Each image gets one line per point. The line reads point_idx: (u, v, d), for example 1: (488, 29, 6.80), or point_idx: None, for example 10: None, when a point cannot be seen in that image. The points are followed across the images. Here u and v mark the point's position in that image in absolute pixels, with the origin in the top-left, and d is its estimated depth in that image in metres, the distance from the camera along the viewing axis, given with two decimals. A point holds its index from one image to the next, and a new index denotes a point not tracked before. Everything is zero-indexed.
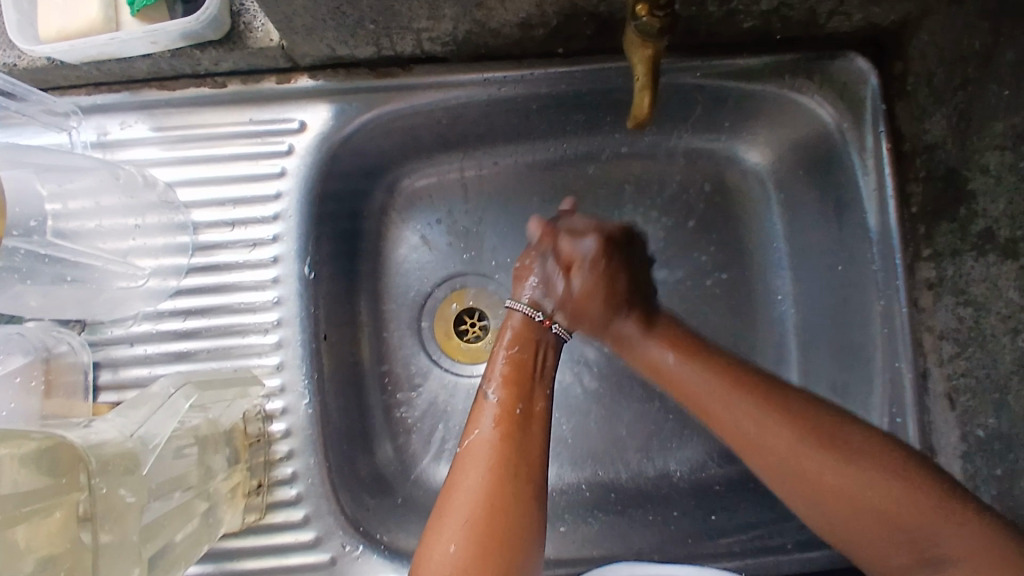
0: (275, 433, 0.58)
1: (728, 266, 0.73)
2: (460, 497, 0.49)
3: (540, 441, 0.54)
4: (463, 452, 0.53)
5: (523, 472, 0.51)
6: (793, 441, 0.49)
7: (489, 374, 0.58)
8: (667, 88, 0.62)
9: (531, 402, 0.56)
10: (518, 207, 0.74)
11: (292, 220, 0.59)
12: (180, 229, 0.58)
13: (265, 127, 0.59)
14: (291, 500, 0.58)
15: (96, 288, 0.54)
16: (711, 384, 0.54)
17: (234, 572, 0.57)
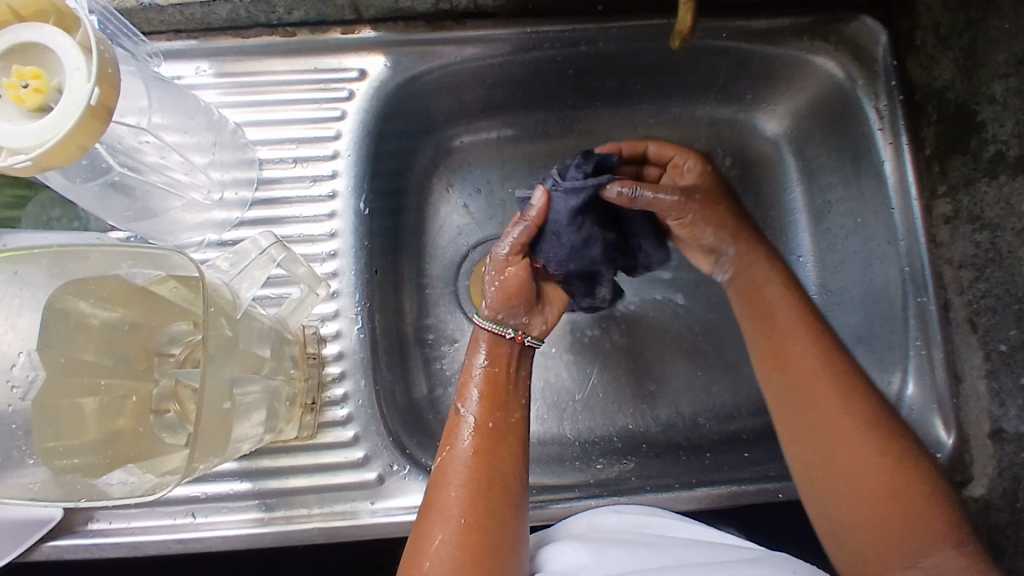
0: (328, 356, 0.62)
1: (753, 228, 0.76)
2: (444, 515, 0.52)
3: (514, 455, 0.56)
4: (443, 471, 0.54)
5: (499, 486, 0.53)
6: (853, 430, 0.53)
7: (465, 388, 0.59)
8: (692, 52, 0.67)
9: (505, 416, 0.57)
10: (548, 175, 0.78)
11: (350, 159, 0.64)
12: (248, 164, 0.63)
13: (328, 75, 0.64)
14: (342, 421, 0.60)
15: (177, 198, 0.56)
16: (806, 351, 0.57)
17: (283, 490, 0.59)
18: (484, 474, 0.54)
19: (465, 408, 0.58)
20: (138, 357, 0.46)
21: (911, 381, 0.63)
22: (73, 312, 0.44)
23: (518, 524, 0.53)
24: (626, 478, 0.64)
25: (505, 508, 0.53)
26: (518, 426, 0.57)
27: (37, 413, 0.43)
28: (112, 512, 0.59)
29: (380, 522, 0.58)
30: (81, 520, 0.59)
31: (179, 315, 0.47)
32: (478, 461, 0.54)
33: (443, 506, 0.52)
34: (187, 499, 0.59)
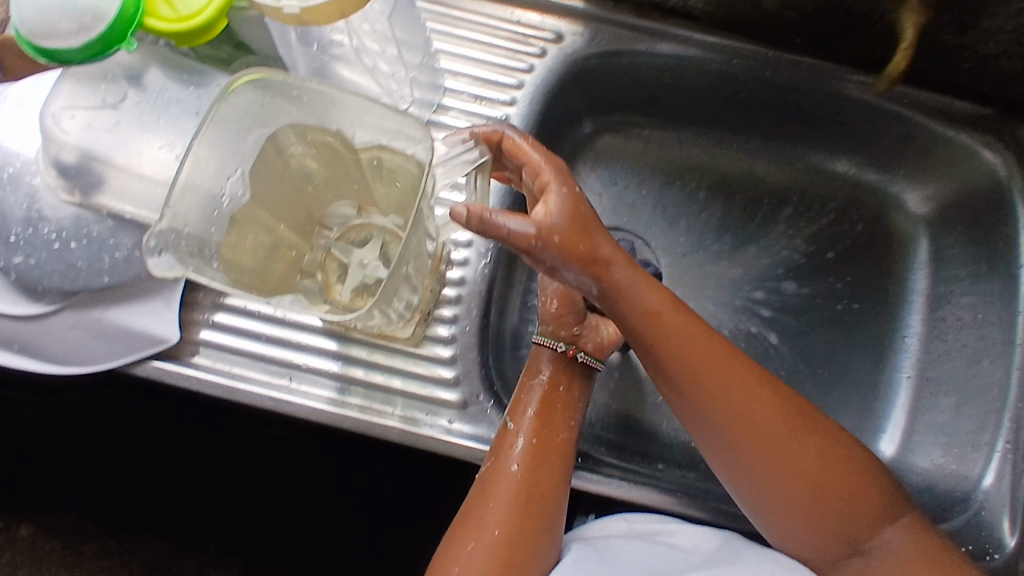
0: (450, 278, 0.65)
1: (869, 295, 0.76)
2: (478, 527, 0.56)
3: (556, 476, 0.59)
4: (488, 480, 0.58)
5: (535, 505, 0.57)
6: (804, 479, 0.54)
7: (519, 403, 0.61)
8: (867, 110, 0.69)
9: (549, 435, 0.60)
10: (683, 185, 0.79)
11: (524, 110, 0.68)
12: (433, 89, 0.67)
13: (528, 29, 0.69)
14: (445, 339, 0.64)
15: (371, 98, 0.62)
16: (764, 395, 0.55)
17: (374, 383, 0.62)
18: (525, 491, 0.57)
19: (513, 421, 0.60)
20: (307, 218, 0.55)
21: (994, 469, 0.63)
22: (277, 163, 0.53)
23: (549, 543, 0.57)
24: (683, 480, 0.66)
25: (539, 531, 0.57)
26: (564, 448, 0.60)
27: (231, 225, 0.51)
28: (217, 353, 0.63)
29: (453, 440, 0.61)
30: (187, 352, 0.63)
31: (348, 197, 0.56)
32: (521, 479, 0.58)
33: (483, 519, 0.57)
34: (288, 363, 0.63)
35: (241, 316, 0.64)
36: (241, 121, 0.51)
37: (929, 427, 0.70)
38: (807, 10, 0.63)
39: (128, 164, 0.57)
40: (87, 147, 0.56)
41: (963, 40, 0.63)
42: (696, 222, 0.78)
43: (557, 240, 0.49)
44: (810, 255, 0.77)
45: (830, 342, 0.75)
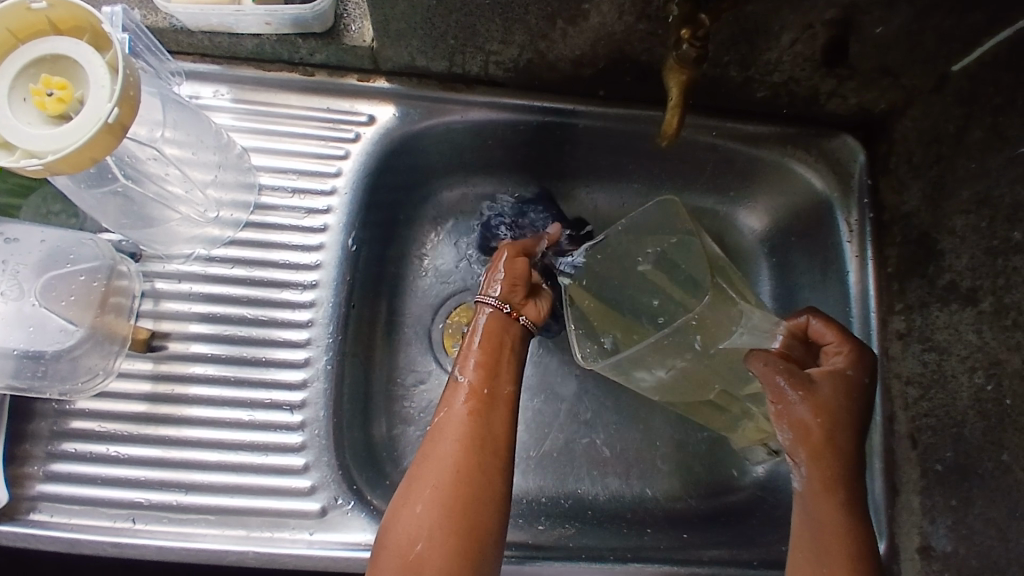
0: (294, 382, 0.63)
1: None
2: (432, 468, 0.56)
3: (504, 420, 0.59)
4: (439, 430, 0.58)
5: (489, 446, 0.57)
6: (807, 527, 0.54)
7: (465, 351, 0.63)
8: (683, 144, 0.71)
9: (498, 386, 0.61)
10: None
11: (346, 195, 0.67)
12: (248, 188, 0.66)
13: (338, 115, 0.68)
14: (295, 448, 0.61)
15: (166, 204, 0.59)
16: (850, 467, 0.54)
17: (225, 506, 0.60)
18: (479, 433, 0.57)
19: (464, 374, 0.61)
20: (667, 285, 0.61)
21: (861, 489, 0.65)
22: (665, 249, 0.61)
23: (502, 481, 0.56)
24: (565, 542, 0.66)
25: (494, 470, 0.56)
26: (510, 396, 0.61)
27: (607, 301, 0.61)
28: (55, 505, 0.59)
29: (315, 554, 0.58)
30: (24, 509, 0.59)
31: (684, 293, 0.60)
32: (471, 420, 0.58)
33: (436, 458, 0.56)
34: (131, 503, 0.60)
35: (75, 461, 0.60)
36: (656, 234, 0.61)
37: None
38: (599, 65, 0.63)
39: None
40: None
41: (749, 74, 0.62)
42: None
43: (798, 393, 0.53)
44: None
45: None
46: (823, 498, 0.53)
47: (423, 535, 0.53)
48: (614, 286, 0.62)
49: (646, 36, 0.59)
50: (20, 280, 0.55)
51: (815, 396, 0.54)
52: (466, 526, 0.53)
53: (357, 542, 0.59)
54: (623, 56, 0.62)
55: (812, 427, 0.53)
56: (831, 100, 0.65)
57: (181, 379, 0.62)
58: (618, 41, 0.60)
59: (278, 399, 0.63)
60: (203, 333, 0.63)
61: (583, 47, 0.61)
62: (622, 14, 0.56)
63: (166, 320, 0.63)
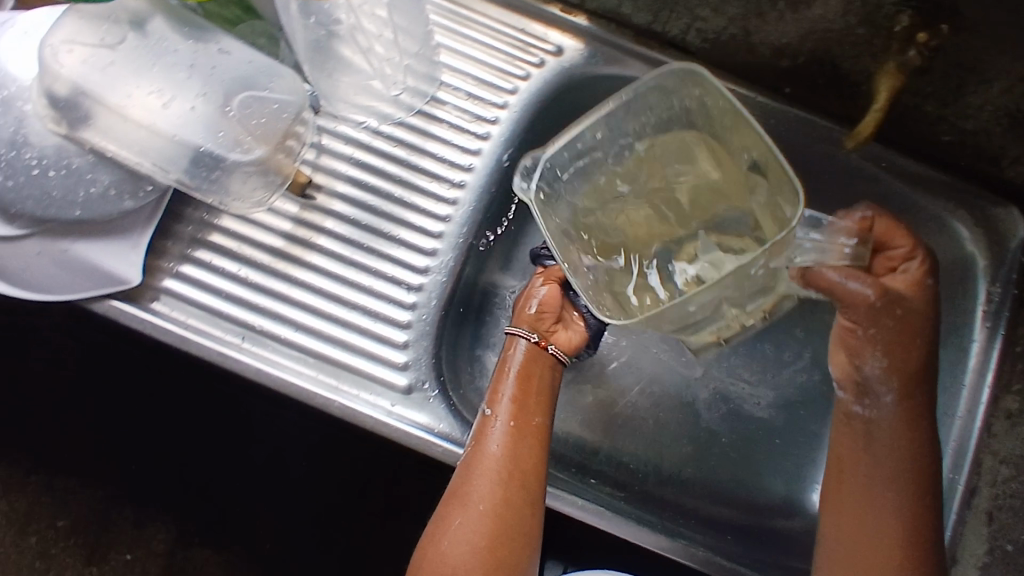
0: (418, 266, 0.66)
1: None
2: (463, 506, 0.58)
3: (535, 454, 0.60)
4: (472, 461, 0.60)
5: (520, 480, 0.58)
6: (889, 497, 0.55)
7: (495, 391, 0.63)
8: (846, 163, 0.70)
9: (527, 418, 0.61)
10: None
11: (515, 115, 0.70)
12: (429, 81, 0.69)
13: (530, 38, 0.70)
14: (401, 324, 0.65)
15: (366, 74, 0.64)
16: (927, 440, 0.55)
17: (323, 354, 0.63)
18: (508, 469, 0.59)
19: (492, 407, 0.62)
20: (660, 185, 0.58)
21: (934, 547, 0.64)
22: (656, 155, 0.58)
23: (533, 518, 0.58)
24: (614, 499, 0.67)
25: (524, 506, 0.58)
26: (539, 426, 0.61)
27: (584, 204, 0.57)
28: (176, 302, 0.63)
29: (391, 424, 0.61)
30: (147, 297, 0.62)
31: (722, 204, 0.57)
32: (501, 456, 0.59)
33: (469, 497, 0.58)
34: (243, 322, 0.63)
35: (205, 270, 0.64)
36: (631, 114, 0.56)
37: None
38: (798, 60, 0.64)
39: (117, 105, 0.57)
40: (80, 82, 0.56)
41: (944, 113, 0.62)
42: None
43: (896, 308, 0.53)
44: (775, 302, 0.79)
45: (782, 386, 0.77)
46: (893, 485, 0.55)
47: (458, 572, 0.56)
48: (618, 201, 0.58)
49: (859, 42, 0.59)
50: (220, 89, 0.59)
51: (903, 310, 0.53)
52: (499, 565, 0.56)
53: (430, 426, 0.63)
54: (827, 57, 0.63)
55: (898, 347, 0.54)
56: (1013, 167, 0.64)
57: (316, 229, 0.66)
58: (828, 39, 0.61)
59: (399, 276, 0.66)
60: (349, 195, 0.67)
61: (791, 36, 0.62)
62: (846, 10, 0.56)
63: (321, 174, 0.67)
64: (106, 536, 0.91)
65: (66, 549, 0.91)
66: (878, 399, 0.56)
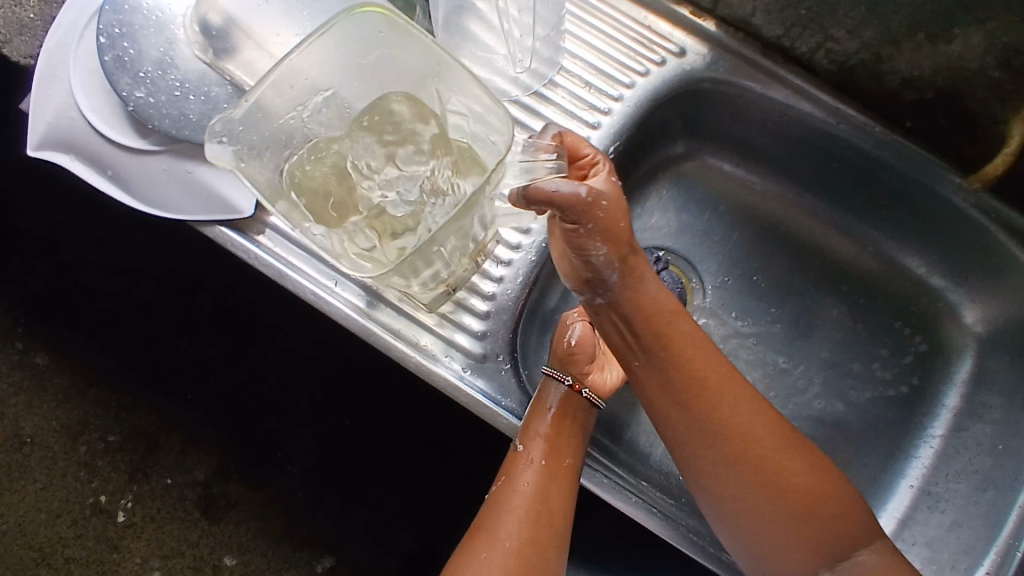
0: (507, 240, 0.69)
1: (910, 383, 0.77)
2: (489, 540, 0.59)
3: (563, 496, 0.61)
4: (503, 498, 0.62)
5: (545, 521, 0.60)
6: (776, 490, 0.55)
7: (528, 425, 0.63)
8: (949, 210, 0.70)
9: (560, 456, 0.62)
10: (745, 226, 0.81)
11: (628, 109, 0.71)
12: (548, 63, 0.70)
13: (654, 36, 0.72)
14: (484, 294, 0.67)
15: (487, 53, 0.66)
16: (771, 438, 0.56)
17: (408, 310, 0.65)
18: (538, 508, 0.60)
19: (526, 444, 0.63)
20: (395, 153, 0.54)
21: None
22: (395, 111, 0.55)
23: (558, 554, 0.60)
24: (665, 501, 0.68)
25: (549, 544, 0.60)
26: (571, 465, 0.62)
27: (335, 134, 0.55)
28: (281, 239, 0.64)
29: (460, 388, 0.63)
30: (255, 230, 0.64)
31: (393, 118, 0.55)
32: (531, 495, 0.61)
33: (495, 531, 0.60)
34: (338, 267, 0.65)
35: None
36: (354, 43, 0.54)
37: (918, 538, 0.70)
38: (926, 95, 0.66)
39: (262, 41, 0.63)
40: (234, 15, 0.62)
41: None
42: (749, 277, 0.80)
43: (604, 206, 0.53)
44: (849, 339, 0.79)
45: (846, 421, 0.77)
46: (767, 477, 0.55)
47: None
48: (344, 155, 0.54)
49: (992, 86, 0.62)
50: None
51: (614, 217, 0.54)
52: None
53: (497, 396, 0.64)
54: (958, 96, 0.64)
55: (614, 234, 0.55)
56: None
57: None
58: (961, 80, 0.63)
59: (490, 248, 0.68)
60: None
61: (924, 70, 0.64)
62: (987, 52, 0.59)
63: None
64: (156, 457, 1.04)
65: (114, 464, 1.04)
66: (607, 283, 0.57)
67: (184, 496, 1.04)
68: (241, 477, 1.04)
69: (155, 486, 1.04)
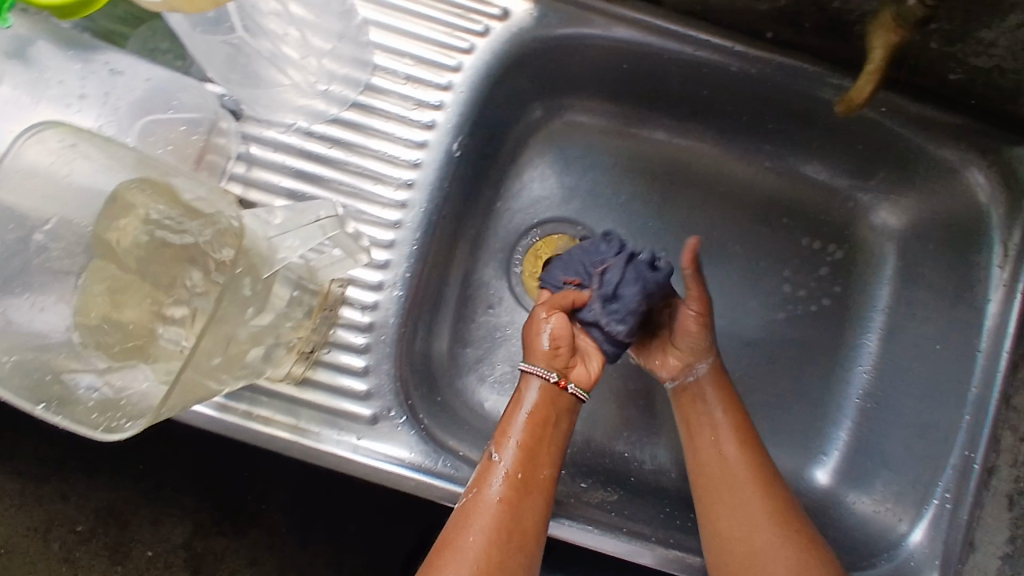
0: (363, 280, 0.60)
1: (831, 294, 0.74)
2: (459, 556, 0.52)
3: (539, 509, 0.56)
4: (468, 508, 0.55)
5: (518, 539, 0.54)
6: (768, 514, 0.56)
7: (503, 433, 0.59)
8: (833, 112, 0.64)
9: (536, 470, 0.57)
10: (631, 175, 0.76)
11: (461, 96, 0.62)
12: (361, 66, 0.60)
13: (470, 3, 0.62)
14: (357, 348, 0.59)
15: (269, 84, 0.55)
16: (742, 480, 0.59)
17: (277, 391, 0.58)
18: (510, 522, 0.54)
19: (500, 452, 0.58)
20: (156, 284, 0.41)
21: (922, 528, 0.60)
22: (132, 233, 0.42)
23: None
24: (605, 510, 0.61)
25: (518, 563, 0.53)
26: (546, 482, 0.57)
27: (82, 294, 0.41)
28: None
29: (358, 461, 0.58)
30: None
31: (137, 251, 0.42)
32: (504, 506, 0.55)
33: (462, 543, 0.53)
34: None
35: None
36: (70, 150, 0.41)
37: (870, 455, 0.68)
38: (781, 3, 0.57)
39: None
40: None
41: (950, 51, 0.57)
42: (648, 231, 0.75)
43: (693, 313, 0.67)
44: (764, 269, 0.75)
45: (779, 353, 0.74)
46: (753, 496, 0.57)
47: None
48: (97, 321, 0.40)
49: None
50: (118, 116, 0.52)
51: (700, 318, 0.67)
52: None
53: (398, 458, 0.58)
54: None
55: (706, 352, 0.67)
56: None
57: None
58: None
59: (348, 295, 0.60)
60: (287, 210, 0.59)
61: None
62: None
63: (256, 190, 0.59)
64: (130, 532, 0.89)
65: (90, 549, 0.88)
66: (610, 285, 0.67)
67: (171, 563, 0.89)
68: (226, 527, 0.90)
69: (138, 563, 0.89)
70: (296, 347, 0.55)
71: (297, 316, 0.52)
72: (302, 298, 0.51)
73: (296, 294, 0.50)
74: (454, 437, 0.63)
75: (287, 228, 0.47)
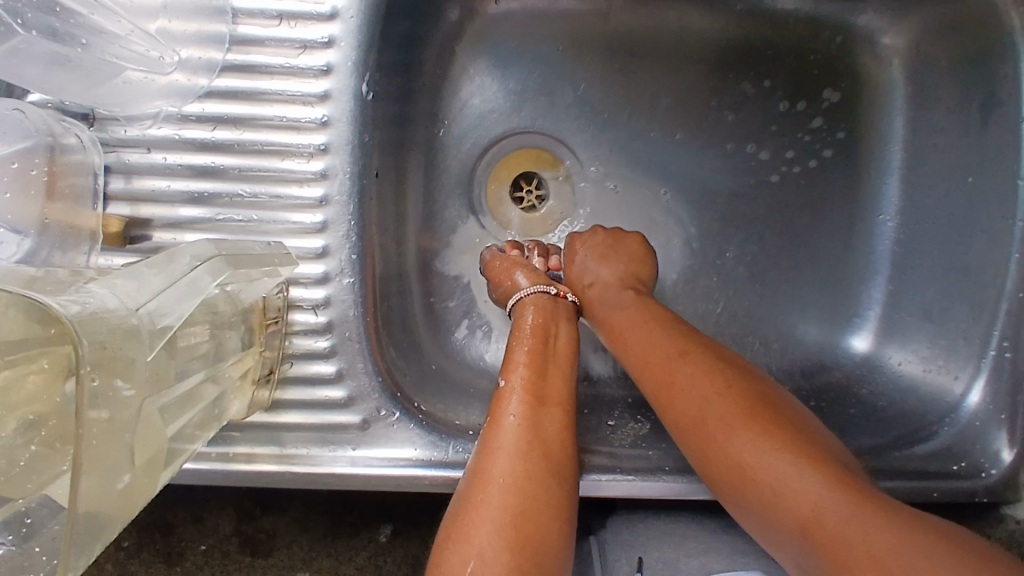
0: (305, 278, 0.51)
1: (834, 143, 0.66)
2: (489, 483, 0.46)
3: (558, 425, 0.51)
4: (487, 439, 0.50)
5: (544, 452, 0.49)
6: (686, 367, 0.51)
7: (508, 364, 0.55)
8: None
9: (548, 387, 0.53)
10: (581, 59, 0.66)
11: (351, 22, 0.49)
12: (216, 15, 0.47)
13: None
14: (322, 353, 0.51)
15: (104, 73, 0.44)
16: (646, 349, 0.54)
17: (248, 424, 0.51)
18: (529, 438, 0.49)
19: (506, 378, 0.54)
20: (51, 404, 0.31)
21: (980, 386, 0.54)
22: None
23: (564, 494, 0.48)
24: (642, 451, 0.55)
25: (552, 480, 0.48)
26: (562, 397, 0.53)
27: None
28: None
29: (360, 473, 0.51)
30: None
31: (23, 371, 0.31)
32: (522, 427, 0.50)
33: (490, 474, 0.47)
34: None
35: None
36: None
37: (908, 311, 0.61)
38: None
39: None
40: None
41: None
42: (617, 117, 0.67)
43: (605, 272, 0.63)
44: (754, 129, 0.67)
45: (787, 218, 0.67)
46: (661, 355, 0.52)
47: (481, 562, 0.43)
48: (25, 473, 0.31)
49: None
50: None
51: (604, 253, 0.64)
52: (527, 543, 0.44)
53: (402, 458, 0.52)
54: None
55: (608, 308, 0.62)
56: None
57: None
58: None
59: (294, 298, 0.51)
60: (195, 218, 0.49)
61: None
62: None
63: (145, 205, 0.49)
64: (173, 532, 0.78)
65: (141, 561, 0.78)
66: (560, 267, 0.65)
67: (227, 554, 0.78)
68: (269, 504, 0.79)
69: (192, 562, 0.78)
70: (250, 376, 0.47)
71: (233, 348, 0.43)
72: (231, 325, 0.43)
73: (217, 332, 0.41)
74: (462, 412, 0.57)
75: (165, 287, 0.35)
